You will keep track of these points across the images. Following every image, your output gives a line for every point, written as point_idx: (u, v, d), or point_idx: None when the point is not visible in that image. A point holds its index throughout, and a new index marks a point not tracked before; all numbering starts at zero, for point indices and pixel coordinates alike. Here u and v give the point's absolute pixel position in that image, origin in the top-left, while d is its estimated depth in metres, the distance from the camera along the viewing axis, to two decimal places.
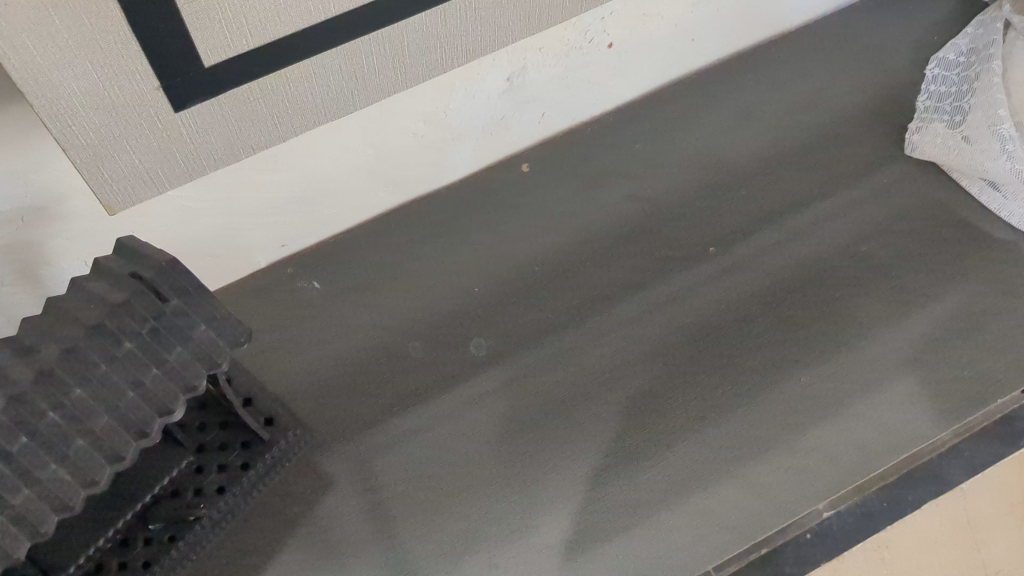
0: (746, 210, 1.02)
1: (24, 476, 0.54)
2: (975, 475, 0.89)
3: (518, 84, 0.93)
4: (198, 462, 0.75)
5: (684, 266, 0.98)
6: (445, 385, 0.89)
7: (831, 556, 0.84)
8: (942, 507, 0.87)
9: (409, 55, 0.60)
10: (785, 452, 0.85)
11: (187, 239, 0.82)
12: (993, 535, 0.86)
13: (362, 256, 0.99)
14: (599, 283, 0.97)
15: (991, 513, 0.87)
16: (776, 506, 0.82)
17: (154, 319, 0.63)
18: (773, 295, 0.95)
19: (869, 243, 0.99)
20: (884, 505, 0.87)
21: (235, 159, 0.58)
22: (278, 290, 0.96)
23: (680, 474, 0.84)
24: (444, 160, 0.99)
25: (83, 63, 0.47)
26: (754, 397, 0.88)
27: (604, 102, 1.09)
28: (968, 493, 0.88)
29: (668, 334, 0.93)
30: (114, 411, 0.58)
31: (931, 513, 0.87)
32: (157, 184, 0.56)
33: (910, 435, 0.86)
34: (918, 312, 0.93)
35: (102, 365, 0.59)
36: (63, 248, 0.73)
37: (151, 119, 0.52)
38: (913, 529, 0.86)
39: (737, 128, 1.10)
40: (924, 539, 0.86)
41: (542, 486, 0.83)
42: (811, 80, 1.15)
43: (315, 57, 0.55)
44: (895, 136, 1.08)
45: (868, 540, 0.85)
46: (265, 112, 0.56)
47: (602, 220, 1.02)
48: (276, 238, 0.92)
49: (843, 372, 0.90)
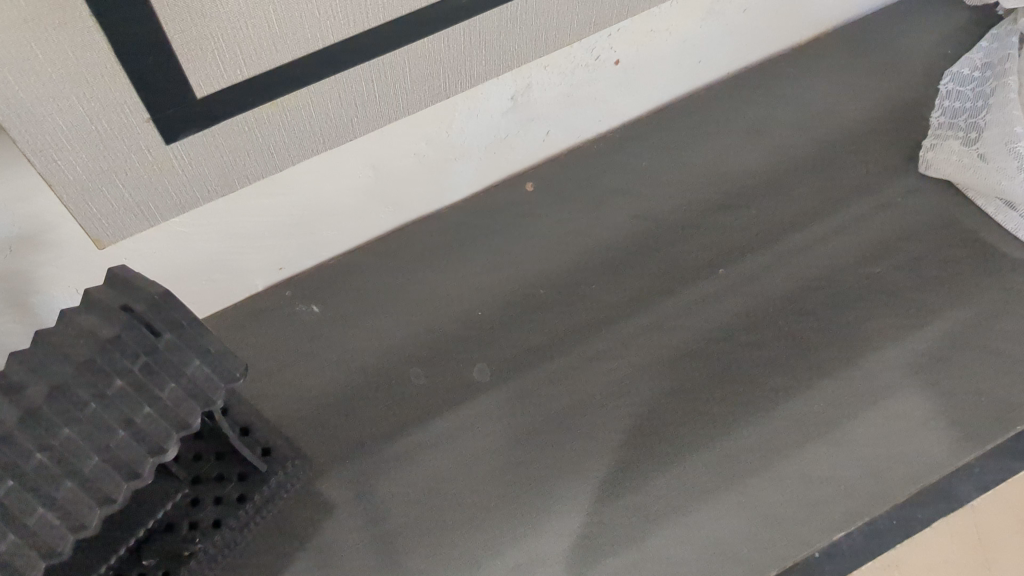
0: (757, 229, 1.00)
1: (11, 522, 0.52)
2: (986, 492, 0.83)
3: (523, 102, 0.90)
4: (193, 495, 0.73)
5: (693, 288, 0.96)
6: (448, 412, 0.87)
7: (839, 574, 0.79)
8: (954, 525, 0.82)
9: (411, 81, 0.57)
10: (798, 483, 0.82)
11: (183, 264, 0.80)
12: (1006, 553, 0.80)
13: (362, 278, 0.97)
14: (605, 305, 0.94)
15: (1003, 530, 0.82)
16: (789, 539, 0.80)
17: (146, 354, 0.60)
18: (784, 318, 0.93)
19: (882, 263, 0.96)
20: (894, 523, 0.81)
21: (230, 189, 0.56)
22: (276, 314, 0.93)
23: (691, 505, 0.81)
24: (446, 180, 0.96)
25: (68, 98, 0.44)
26: (765, 425, 0.86)
27: (611, 118, 1.06)
28: (979, 510, 0.83)
29: (678, 359, 0.90)
30: (104, 451, 0.56)
31: (944, 533, 0.82)
32: (148, 218, 0.54)
33: (926, 465, 0.83)
34: (934, 336, 0.91)
35: (91, 404, 0.56)
36: (53, 277, 0.70)
37: (141, 152, 0.49)
38: (926, 551, 0.81)
39: (746, 145, 1.08)
40: (933, 558, 0.80)
41: (549, 518, 0.81)
42: (821, 96, 1.12)
43: (314, 84, 0.53)
44: (907, 152, 1.06)
45: (875, 560, 0.80)
46: (261, 142, 0.54)
47: (609, 241, 1.00)
48: (274, 260, 0.90)
49: (857, 398, 0.87)
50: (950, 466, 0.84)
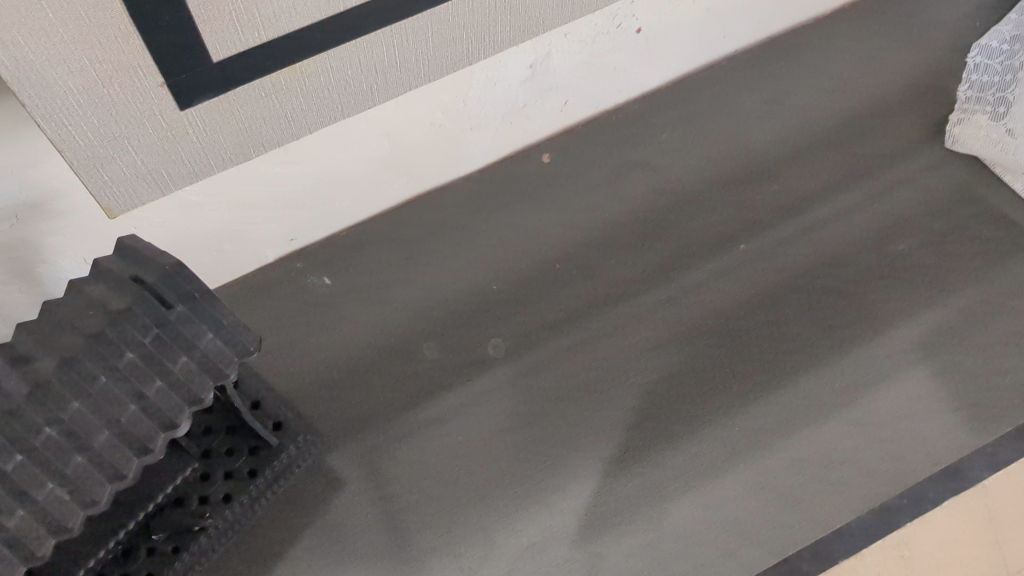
0: (777, 205, 0.98)
1: (20, 498, 0.51)
2: (997, 473, 0.82)
3: (541, 71, 0.88)
4: (204, 469, 0.73)
5: (712, 263, 0.94)
6: (461, 385, 0.85)
7: (852, 553, 0.78)
8: (964, 505, 0.80)
9: (434, 47, 0.55)
10: (818, 462, 0.81)
11: (193, 234, 0.78)
12: (1017, 536, 0.79)
13: (374, 250, 0.95)
14: (623, 280, 0.93)
15: (1015, 513, 0.80)
16: (809, 519, 0.78)
17: (158, 327, 0.58)
18: (805, 294, 0.91)
19: (906, 240, 0.95)
20: (906, 501, 0.80)
21: (245, 158, 0.54)
22: (287, 287, 0.92)
23: (707, 482, 0.80)
24: (461, 151, 0.95)
25: (79, 60, 0.43)
26: (785, 403, 0.84)
27: (630, 89, 1.04)
28: (990, 492, 0.81)
29: (697, 335, 0.89)
30: (114, 426, 0.54)
31: (954, 512, 0.80)
32: (161, 187, 0.52)
33: (948, 446, 0.82)
34: (958, 315, 0.89)
35: (102, 377, 0.55)
36: (60, 246, 0.68)
37: (153, 118, 0.47)
38: (935, 528, 0.79)
39: (767, 118, 1.05)
40: (945, 537, 0.79)
41: (564, 495, 0.80)
42: (845, 68, 1.10)
43: (331, 50, 0.51)
44: (933, 127, 1.03)
45: (888, 537, 0.79)
46: (279, 109, 0.52)
47: (627, 214, 0.98)
48: (285, 231, 0.88)
49: (879, 378, 0.86)
50: (973, 447, 0.82)
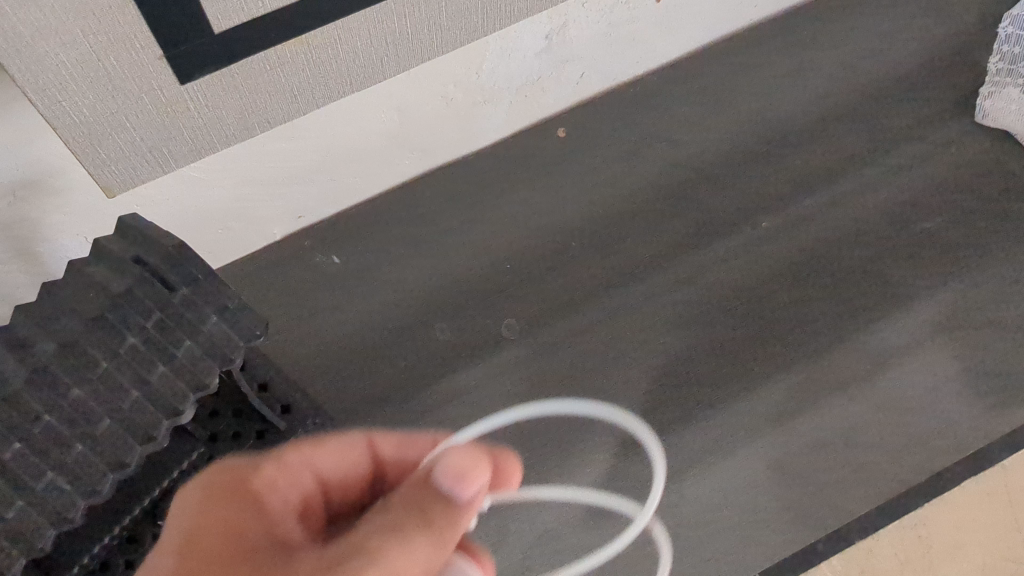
0: (799, 180, 0.95)
1: (18, 488, 0.49)
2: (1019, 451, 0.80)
3: (558, 42, 0.85)
4: (210, 454, 0.69)
5: (732, 240, 0.91)
6: (472, 365, 0.83)
7: (864, 535, 0.77)
8: (983, 484, 0.79)
9: (448, 19, 0.53)
10: (840, 450, 0.79)
11: (197, 212, 0.76)
12: None
13: (384, 227, 0.92)
14: (639, 257, 0.90)
15: None
16: (827, 505, 0.77)
17: (160, 310, 0.57)
18: (827, 273, 0.88)
19: (933, 218, 0.92)
20: (925, 483, 0.78)
21: (249, 135, 0.52)
22: (294, 265, 0.89)
23: (725, 469, 0.78)
24: (474, 125, 0.92)
25: (72, 32, 0.40)
26: (806, 386, 0.82)
27: (648, 60, 1.01)
28: (1009, 469, 0.79)
29: (717, 316, 0.86)
30: (115, 413, 0.53)
31: (979, 490, 0.78)
32: (160, 163, 0.50)
33: (971, 433, 0.80)
34: (987, 294, 0.87)
35: (103, 363, 0.53)
36: (59, 224, 0.66)
37: (153, 93, 0.45)
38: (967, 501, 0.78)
39: (789, 90, 1.02)
40: (963, 517, 0.78)
41: (575, 478, 0.78)
42: (870, 36, 1.06)
43: (339, 21, 0.48)
44: (962, 100, 1.00)
45: (905, 516, 0.77)
46: (283, 84, 0.50)
47: (644, 190, 0.95)
48: (293, 208, 0.85)
49: (903, 359, 0.83)
50: (999, 433, 0.80)
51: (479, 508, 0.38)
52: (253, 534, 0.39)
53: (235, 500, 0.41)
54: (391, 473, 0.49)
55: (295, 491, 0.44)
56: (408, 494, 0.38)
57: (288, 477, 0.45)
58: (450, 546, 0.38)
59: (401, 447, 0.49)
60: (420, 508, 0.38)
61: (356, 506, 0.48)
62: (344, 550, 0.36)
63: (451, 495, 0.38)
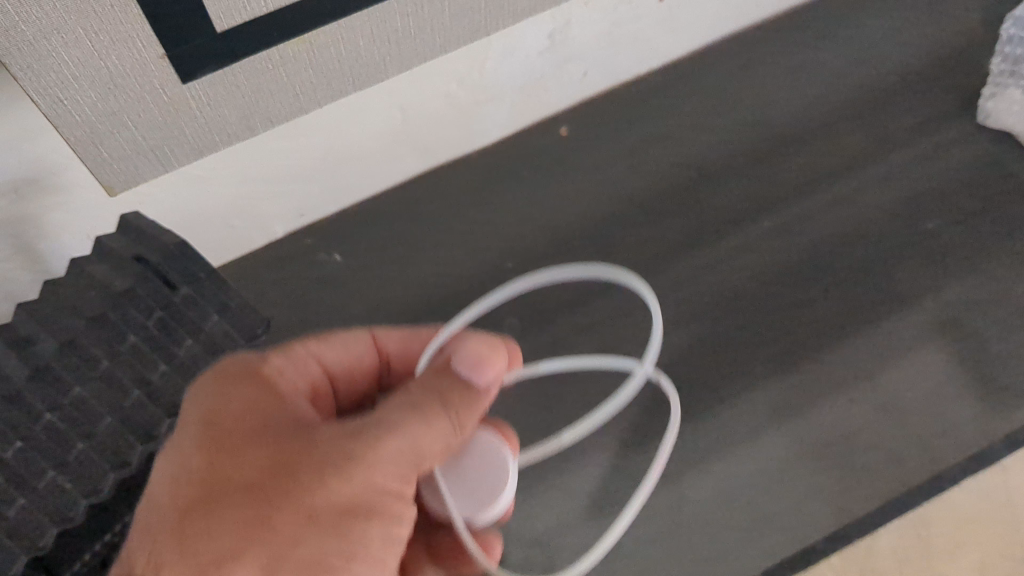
0: (802, 180, 0.95)
1: (21, 486, 0.50)
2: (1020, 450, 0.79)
3: (560, 41, 0.85)
4: None
5: (734, 239, 0.91)
6: None
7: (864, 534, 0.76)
8: (983, 486, 0.78)
9: (450, 17, 0.53)
10: (843, 450, 0.79)
11: (199, 210, 0.76)
12: None
13: (386, 226, 0.92)
14: (641, 257, 0.90)
15: None
16: (830, 505, 0.77)
17: (161, 309, 0.61)
18: (829, 274, 0.88)
19: (935, 218, 0.91)
20: (927, 483, 0.78)
21: (251, 134, 0.52)
22: (297, 263, 0.90)
23: (725, 469, 0.79)
24: (476, 123, 0.92)
25: (74, 31, 0.40)
26: (807, 387, 0.82)
27: (652, 59, 1.00)
28: (1011, 469, 0.78)
29: (718, 317, 0.86)
30: (117, 410, 0.55)
31: (981, 492, 0.78)
32: (162, 162, 0.50)
33: (975, 432, 0.80)
34: (989, 295, 0.87)
35: (105, 360, 0.57)
36: (61, 222, 0.66)
37: (156, 91, 0.45)
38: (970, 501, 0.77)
39: (792, 90, 1.02)
40: (962, 518, 0.77)
41: (575, 479, 0.78)
42: (874, 36, 1.05)
43: (341, 20, 0.48)
44: (967, 99, 0.99)
45: (904, 519, 0.77)
46: (285, 82, 0.50)
47: (646, 189, 0.95)
48: (295, 206, 0.85)
49: (905, 360, 0.83)
50: (1001, 433, 0.80)
51: (493, 390, 0.48)
52: (271, 413, 0.44)
53: (254, 386, 0.46)
54: (396, 366, 0.57)
55: (303, 376, 0.51)
56: (429, 379, 0.47)
57: (296, 365, 0.51)
58: (464, 424, 0.46)
59: (401, 345, 0.57)
60: (440, 391, 0.46)
61: (358, 392, 0.57)
62: (366, 423, 0.43)
63: (470, 379, 0.47)
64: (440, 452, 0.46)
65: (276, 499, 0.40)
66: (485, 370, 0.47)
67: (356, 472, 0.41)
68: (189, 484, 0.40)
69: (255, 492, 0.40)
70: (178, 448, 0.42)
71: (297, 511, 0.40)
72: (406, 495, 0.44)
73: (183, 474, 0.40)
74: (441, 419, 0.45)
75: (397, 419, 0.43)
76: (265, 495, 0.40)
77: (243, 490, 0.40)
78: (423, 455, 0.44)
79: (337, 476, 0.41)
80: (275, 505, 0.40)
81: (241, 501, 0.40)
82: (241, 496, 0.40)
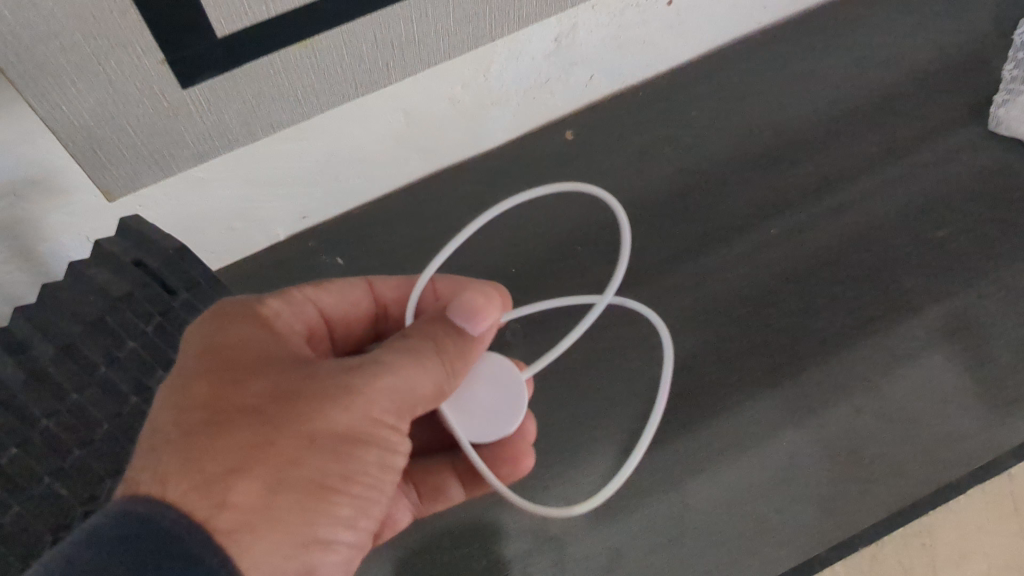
0: (809, 186, 0.94)
1: (17, 493, 0.50)
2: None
3: (567, 45, 0.84)
4: None
5: (740, 245, 0.90)
6: None
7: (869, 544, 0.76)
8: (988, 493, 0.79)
9: (454, 22, 0.53)
10: (850, 461, 0.78)
11: (201, 213, 0.75)
12: None
13: (390, 229, 0.92)
14: (646, 263, 0.89)
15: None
16: (834, 517, 0.76)
17: (160, 315, 0.61)
18: (836, 282, 0.88)
19: (944, 226, 0.91)
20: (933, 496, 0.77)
21: (252, 139, 0.52)
22: (298, 265, 0.89)
23: (729, 479, 0.78)
24: (481, 126, 0.91)
25: (72, 36, 0.39)
26: (813, 396, 0.81)
27: (658, 63, 1.00)
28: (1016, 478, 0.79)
29: (724, 324, 0.85)
30: (114, 417, 0.55)
31: (985, 501, 0.79)
32: (162, 167, 0.50)
33: (980, 446, 0.79)
34: (995, 305, 0.86)
35: (102, 366, 0.57)
36: (60, 224, 0.65)
37: (155, 97, 0.45)
38: (976, 511, 0.78)
39: (800, 96, 1.01)
40: (966, 527, 0.78)
41: (578, 491, 0.77)
42: (883, 42, 1.04)
43: (344, 25, 0.48)
44: (976, 107, 0.98)
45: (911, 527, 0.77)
46: (287, 88, 0.50)
47: (652, 194, 0.94)
48: (298, 209, 0.85)
49: (912, 370, 0.82)
50: (1007, 446, 0.79)
51: (484, 337, 0.51)
52: (271, 349, 0.46)
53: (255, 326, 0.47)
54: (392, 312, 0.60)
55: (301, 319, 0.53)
56: (428, 328, 0.50)
57: (294, 309, 0.53)
58: (456, 372, 0.49)
59: (398, 295, 0.60)
60: (437, 339, 0.49)
61: (350, 334, 0.60)
62: (366, 362, 0.45)
63: (467, 328, 0.50)
64: (432, 397, 0.48)
65: (277, 423, 0.41)
66: (481, 319, 0.49)
67: (357, 404, 0.44)
68: (190, 406, 0.42)
69: (260, 415, 0.41)
70: (178, 376, 0.43)
71: (297, 436, 0.42)
72: (396, 432, 0.47)
73: (187, 399, 0.42)
74: (439, 364, 0.48)
75: (397, 360, 0.46)
76: (266, 419, 0.41)
77: (246, 410, 0.41)
78: (416, 397, 0.47)
79: (337, 407, 0.43)
80: (279, 428, 0.41)
81: (245, 420, 0.41)
82: (246, 417, 0.41)
